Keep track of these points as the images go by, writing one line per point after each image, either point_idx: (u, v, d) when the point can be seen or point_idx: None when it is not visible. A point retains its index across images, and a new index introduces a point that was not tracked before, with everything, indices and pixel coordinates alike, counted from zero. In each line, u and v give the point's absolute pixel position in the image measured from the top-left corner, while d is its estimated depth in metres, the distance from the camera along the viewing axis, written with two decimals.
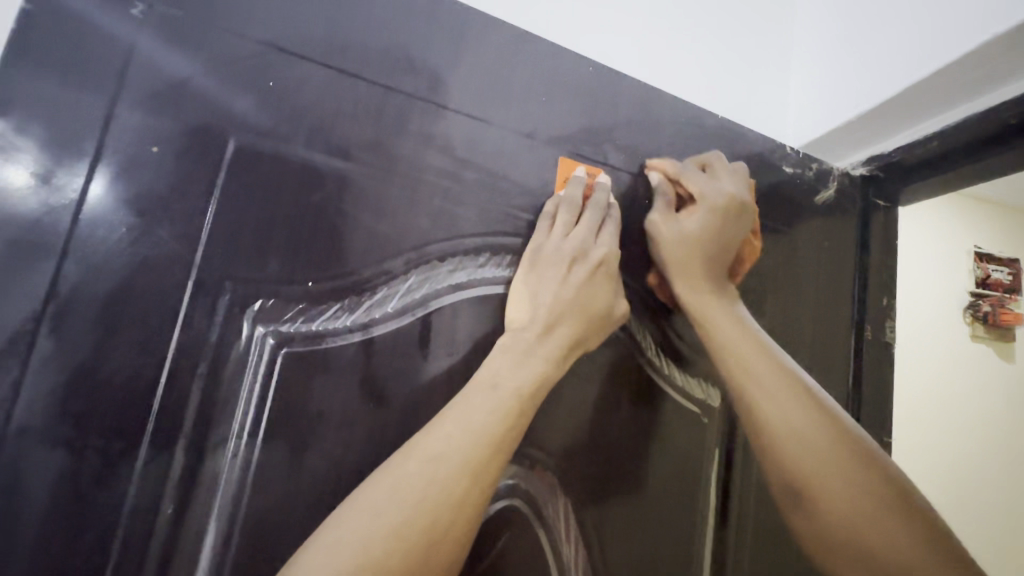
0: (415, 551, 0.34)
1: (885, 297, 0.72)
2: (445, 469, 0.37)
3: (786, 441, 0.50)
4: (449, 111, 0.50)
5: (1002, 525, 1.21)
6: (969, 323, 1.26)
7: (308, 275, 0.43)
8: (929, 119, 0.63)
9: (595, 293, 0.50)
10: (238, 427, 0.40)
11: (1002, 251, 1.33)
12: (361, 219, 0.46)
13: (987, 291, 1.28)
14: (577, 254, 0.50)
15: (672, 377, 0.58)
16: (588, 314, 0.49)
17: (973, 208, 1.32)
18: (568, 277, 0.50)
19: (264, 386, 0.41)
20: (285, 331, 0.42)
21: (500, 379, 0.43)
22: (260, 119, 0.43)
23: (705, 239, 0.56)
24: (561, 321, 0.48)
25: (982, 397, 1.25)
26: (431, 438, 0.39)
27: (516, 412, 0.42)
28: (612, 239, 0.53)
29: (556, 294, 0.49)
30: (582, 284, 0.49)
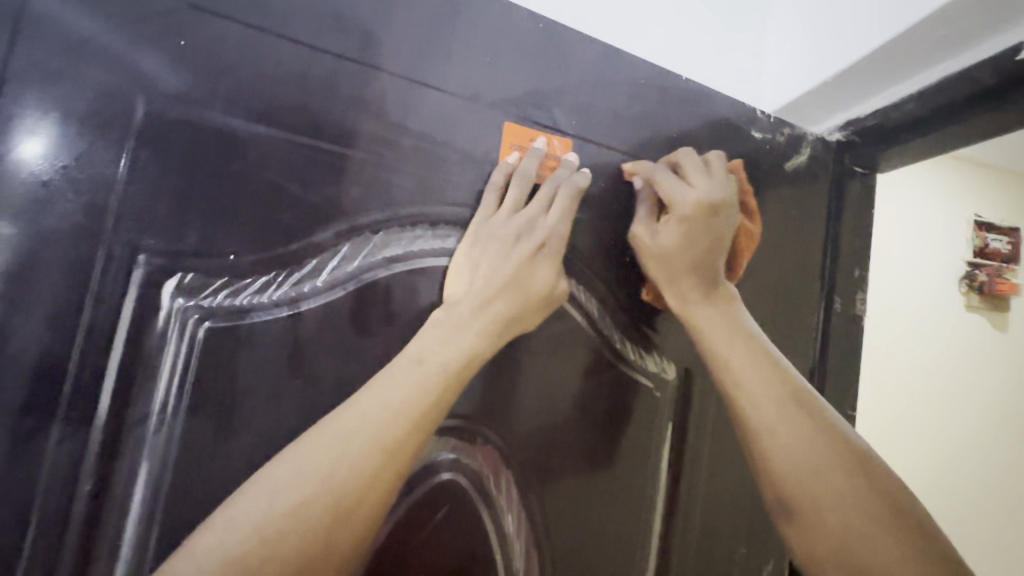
0: (315, 533, 0.36)
1: (857, 268, 0.70)
2: (356, 446, 0.38)
3: (776, 456, 0.50)
4: (383, 72, 0.47)
5: (979, 493, 1.21)
6: (965, 293, 1.25)
7: (229, 248, 0.42)
8: (904, 82, 0.60)
9: (535, 272, 0.49)
10: (159, 404, 0.40)
11: (1000, 221, 1.30)
12: (288, 189, 0.44)
13: (985, 261, 1.25)
14: (524, 234, 0.49)
15: (624, 352, 0.57)
16: (528, 293, 0.48)
17: (971, 175, 1.28)
18: (509, 253, 0.49)
19: (186, 362, 0.40)
20: (207, 305, 0.41)
21: (426, 355, 0.43)
22: (172, 83, 0.41)
23: (683, 251, 0.54)
24: (498, 299, 0.47)
25: (968, 368, 1.23)
26: (348, 412, 0.40)
27: (438, 389, 0.42)
28: (564, 216, 0.51)
29: (496, 271, 0.48)
30: (522, 263, 0.48)
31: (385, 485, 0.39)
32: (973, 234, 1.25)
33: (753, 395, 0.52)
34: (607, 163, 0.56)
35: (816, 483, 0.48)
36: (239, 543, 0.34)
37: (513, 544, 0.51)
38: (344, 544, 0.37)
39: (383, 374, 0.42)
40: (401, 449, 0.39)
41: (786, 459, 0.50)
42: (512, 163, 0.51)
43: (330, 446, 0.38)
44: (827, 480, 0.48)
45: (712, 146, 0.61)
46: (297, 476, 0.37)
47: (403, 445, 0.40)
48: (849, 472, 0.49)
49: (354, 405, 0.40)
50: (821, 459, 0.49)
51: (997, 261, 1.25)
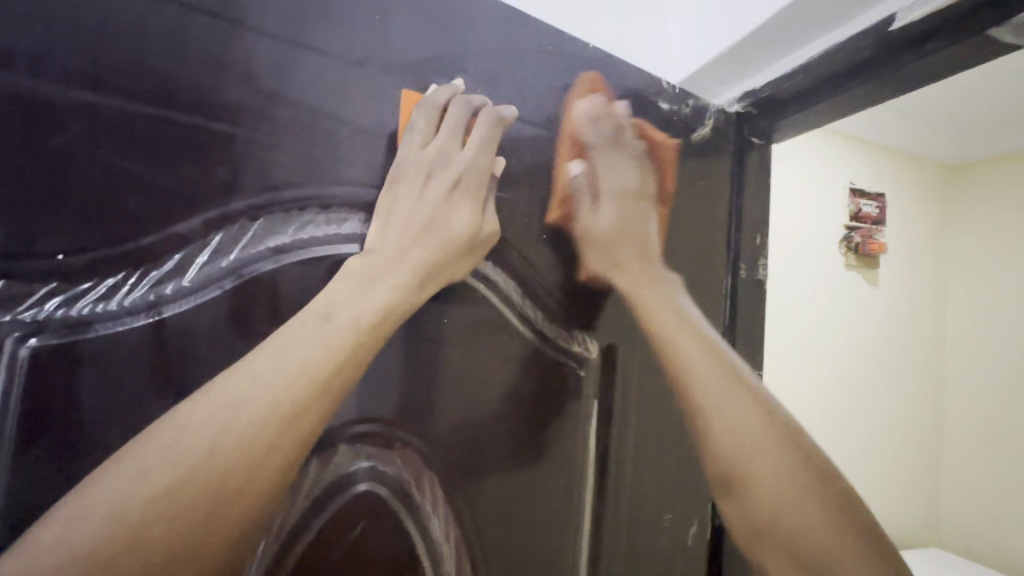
0: (180, 524, 0.32)
1: (758, 234, 0.73)
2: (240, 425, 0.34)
3: (758, 473, 0.54)
4: (245, 27, 0.39)
5: (862, 428, 1.36)
6: (844, 253, 1.37)
7: (53, 247, 0.33)
8: (796, 51, 0.61)
9: (451, 211, 0.46)
10: None
11: (870, 186, 1.44)
12: (130, 171, 0.36)
13: (860, 224, 1.38)
14: (436, 170, 0.46)
15: (545, 333, 0.55)
16: (447, 234, 0.46)
17: (845, 146, 1.41)
18: (422, 193, 0.45)
19: (5, 393, 0.32)
20: (31, 319, 0.33)
21: (335, 310, 0.39)
22: None
23: (641, 198, 0.61)
24: (414, 245, 0.44)
25: (850, 321, 1.37)
26: (229, 381, 0.35)
27: (348, 352, 0.38)
28: (480, 147, 0.48)
29: (410, 213, 0.44)
30: (436, 203, 0.46)
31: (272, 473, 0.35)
32: (848, 202, 1.38)
33: (755, 462, 0.54)
34: (517, 136, 0.53)
35: (762, 477, 0.54)
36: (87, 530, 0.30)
37: (443, 548, 0.48)
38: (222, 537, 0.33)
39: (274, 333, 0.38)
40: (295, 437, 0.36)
41: (748, 477, 0.55)
42: (423, 93, 0.47)
43: (203, 421, 0.34)
44: (764, 470, 0.54)
45: (619, 115, 0.60)
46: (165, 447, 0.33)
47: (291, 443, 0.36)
48: (801, 473, 0.54)
49: (238, 371, 0.36)
50: (756, 423, 0.56)
51: (867, 224, 1.40)
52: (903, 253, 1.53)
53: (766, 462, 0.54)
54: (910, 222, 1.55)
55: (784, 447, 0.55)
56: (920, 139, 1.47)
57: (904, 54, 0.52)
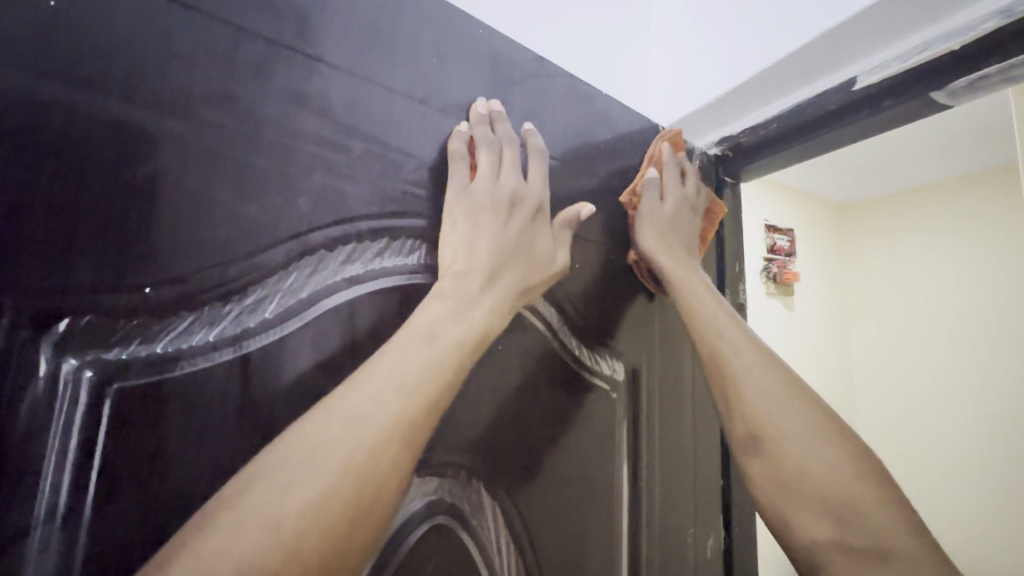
0: (338, 527, 0.29)
1: (738, 264, 0.81)
2: (373, 427, 0.32)
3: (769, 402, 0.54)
4: (323, 65, 0.40)
5: None
6: (764, 282, 1.54)
7: (142, 279, 0.32)
8: (769, 104, 0.70)
9: (533, 239, 0.49)
10: (49, 504, 0.28)
11: (782, 224, 1.67)
12: (218, 201, 0.35)
13: (776, 257, 1.57)
14: (516, 202, 0.48)
15: (582, 356, 0.57)
16: (529, 259, 0.48)
17: (764, 191, 1.63)
18: (506, 223, 0.47)
19: (87, 440, 0.29)
20: (114, 358, 0.30)
21: (438, 330, 0.38)
22: (43, 52, 0.30)
23: (669, 231, 0.62)
24: (503, 270, 0.45)
25: (776, 342, 1.55)
26: (351, 395, 0.33)
27: (450, 366, 0.37)
28: (536, 179, 0.51)
29: (496, 240, 0.46)
30: (521, 232, 0.48)
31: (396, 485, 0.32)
32: (765, 237, 1.57)
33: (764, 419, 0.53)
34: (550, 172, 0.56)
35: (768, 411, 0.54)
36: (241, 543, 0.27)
37: None
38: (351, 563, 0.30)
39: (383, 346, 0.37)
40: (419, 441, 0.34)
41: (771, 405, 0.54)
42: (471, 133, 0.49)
43: (338, 431, 0.31)
44: (769, 479, 0.48)
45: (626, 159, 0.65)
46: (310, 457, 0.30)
47: (406, 457, 0.33)
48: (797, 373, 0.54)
49: (356, 388, 0.33)
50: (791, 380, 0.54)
51: (782, 256, 1.59)
52: (813, 282, 1.76)
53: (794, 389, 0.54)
54: (816, 254, 1.80)
55: (846, 450, 0.47)
56: (829, 182, 1.71)
57: (861, 110, 0.63)
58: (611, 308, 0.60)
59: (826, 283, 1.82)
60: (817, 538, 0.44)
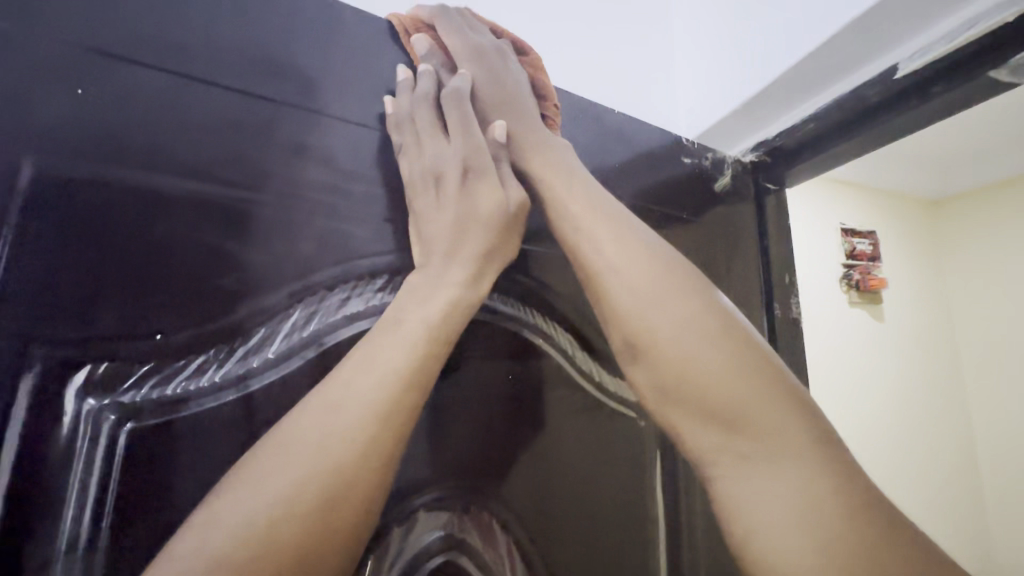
0: (314, 510, 0.32)
1: (787, 275, 0.74)
2: (347, 420, 0.35)
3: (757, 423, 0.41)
4: (324, 116, 0.43)
5: (886, 464, 1.36)
6: (845, 291, 1.41)
7: (156, 327, 0.35)
8: (805, 102, 0.65)
9: (475, 201, 0.46)
10: (71, 539, 0.31)
11: (863, 225, 1.51)
12: (227, 251, 0.38)
13: (857, 262, 1.44)
14: (441, 167, 0.45)
15: (604, 384, 0.55)
16: (481, 224, 0.46)
17: (837, 191, 1.50)
18: (440, 195, 0.45)
19: (106, 479, 0.32)
20: (130, 401, 0.33)
21: (403, 315, 0.40)
22: (70, 134, 0.34)
23: (525, 136, 0.50)
24: (458, 245, 0.44)
25: (864, 357, 1.39)
26: (330, 390, 0.36)
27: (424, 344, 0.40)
28: (462, 132, 0.46)
29: (440, 217, 0.44)
30: (458, 200, 0.45)
31: (371, 473, 0.35)
32: (843, 241, 1.44)
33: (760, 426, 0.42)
34: None
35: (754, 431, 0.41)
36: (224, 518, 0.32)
37: None
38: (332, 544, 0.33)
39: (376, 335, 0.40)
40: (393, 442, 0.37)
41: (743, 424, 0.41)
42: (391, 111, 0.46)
43: (316, 424, 0.35)
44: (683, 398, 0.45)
45: (640, 175, 0.64)
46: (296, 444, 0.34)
47: None
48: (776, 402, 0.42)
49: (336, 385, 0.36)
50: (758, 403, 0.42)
51: (865, 261, 1.46)
52: (903, 288, 1.57)
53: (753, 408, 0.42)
54: (904, 256, 1.62)
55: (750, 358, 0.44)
56: (912, 177, 1.55)
57: (907, 99, 0.57)
58: None
59: (922, 288, 1.62)
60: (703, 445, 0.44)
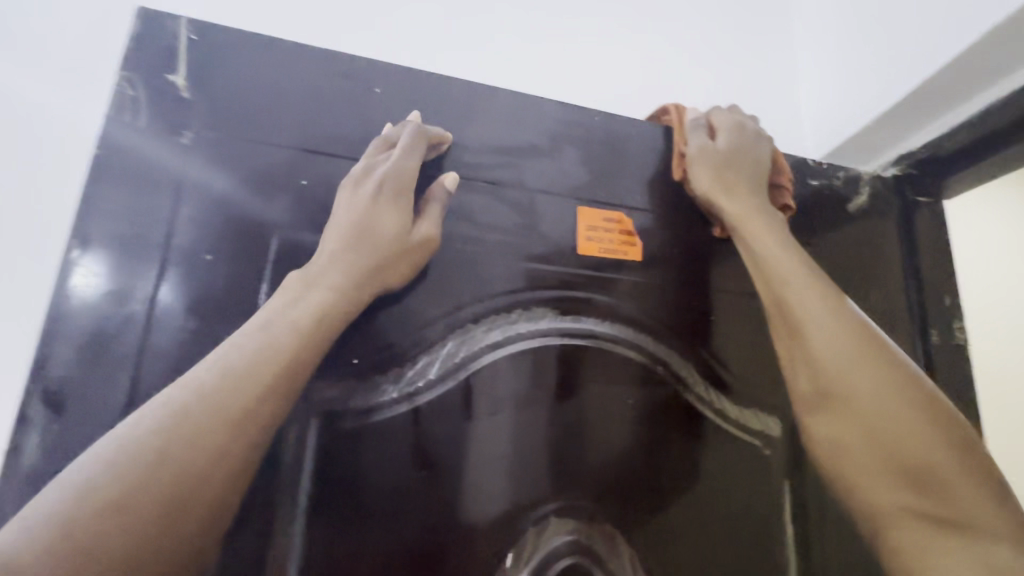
0: (97, 523, 0.34)
1: (946, 295, 0.67)
2: (134, 446, 0.36)
3: (900, 443, 0.45)
4: (466, 181, 0.53)
5: None
6: None
7: (353, 353, 0.46)
8: (957, 107, 0.61)
9: (378, 217, 0.47)
10: (301, 505, 0.43)
11: None
12: (398, 295, 0.49)
13: None
14: (375, 178, 0.48)
15: (725, 410, 0.55)
16: (373, 237, 0.47)
17: None
18: (356, 203, 0.48)
19: (323, 465, 0.44)
20: (337, 410, 0.45)
21: None
22: (297, 214, 0.48)
23: (733, 158, 0.58)
24: (320, 255, 0.46)
25: None
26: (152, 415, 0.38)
27: (286, 352, 0.41)
28: (404, 152, 0.49)
29: (335, 226, 0.47)
30: (364, 209, 0.47)
31: (158, 488, 0.36)
32: None
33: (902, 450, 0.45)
34: (674, 229, 0.58)
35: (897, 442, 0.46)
36: (90, 523, 0.33)
37: None
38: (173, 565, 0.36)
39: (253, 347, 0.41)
40: (233, 465, 0.38)
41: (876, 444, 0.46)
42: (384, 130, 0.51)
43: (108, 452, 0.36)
44: (866, 466, 0.46)
45: None
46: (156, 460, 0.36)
47: None
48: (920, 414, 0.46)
49: None
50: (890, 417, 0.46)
51: None
52: None
53: (884, 419, 0.46)
54: None
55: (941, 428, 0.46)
56: None
57: None
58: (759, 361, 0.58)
59: None
60: (884, 507, 0.45)
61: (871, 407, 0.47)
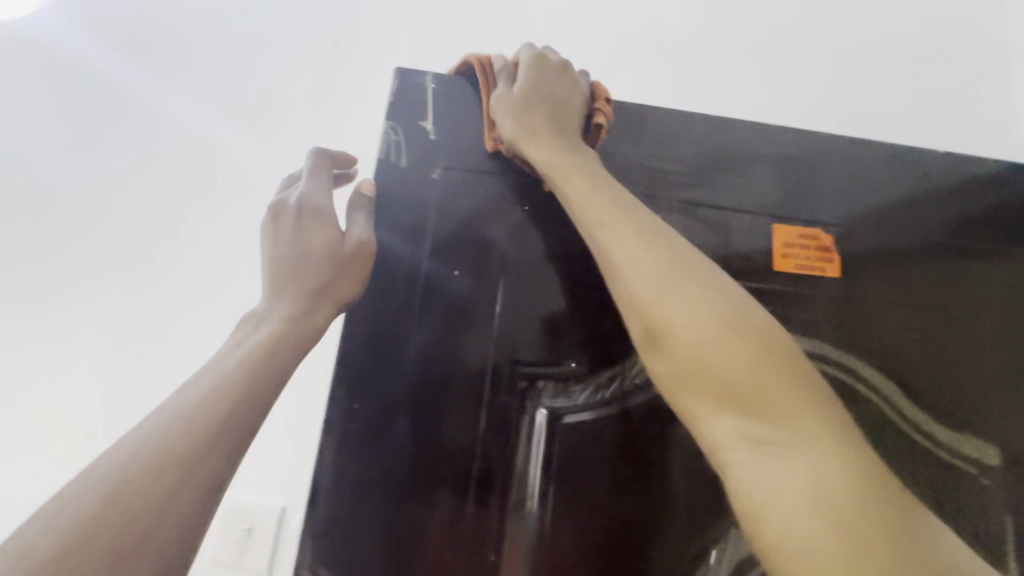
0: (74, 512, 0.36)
1: None
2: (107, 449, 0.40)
3: (794, 389, 0.37)
4: (664, 201, 0.57)
5: None
6: None
7: (571, 358, 0.53)
8: None
9: (310, 245, 0.52)
10: (532, 487, 0.51)
11: None
12: (606, 305, 0.54)
13: None
14: (306, 204, 0.54)
15: (936, 434, 0.52)
16: (310, 256, 0.51)
17: None
18: (304, 231, 0.52)
19: (547, 453, 0.51)
20: (559, 406, 0.52)
21: None
22: (521, 237, 0.56)
23: (529, 93, 0.53)
24: (291, 283, 0.50)
25: None
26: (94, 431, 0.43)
27: (243, 383, 0.44)
28: (314, 183, 0.55)
29: (287, 252, 0.51)
30: (293, 237, 0.52)
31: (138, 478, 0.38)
32: None
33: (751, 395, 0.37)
34: (873, 245, 0.58)
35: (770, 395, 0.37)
36: (81, 511, 0.36)
37: None
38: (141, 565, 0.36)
39: (261, 342, 0.47)
40: (221, 467, 0.41)
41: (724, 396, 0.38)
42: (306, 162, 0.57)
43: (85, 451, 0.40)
44: (701, 396, 0.39)
45: (976, 208, 0.60)
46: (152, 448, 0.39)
47: None
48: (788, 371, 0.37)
49: None
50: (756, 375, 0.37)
51: None
52: None
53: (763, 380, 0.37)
54: None
55: (714, 321, 0.39)
56: None
57: None
58: (973, 383, 0.54)
59: None
60: (722, 436, 0.38)
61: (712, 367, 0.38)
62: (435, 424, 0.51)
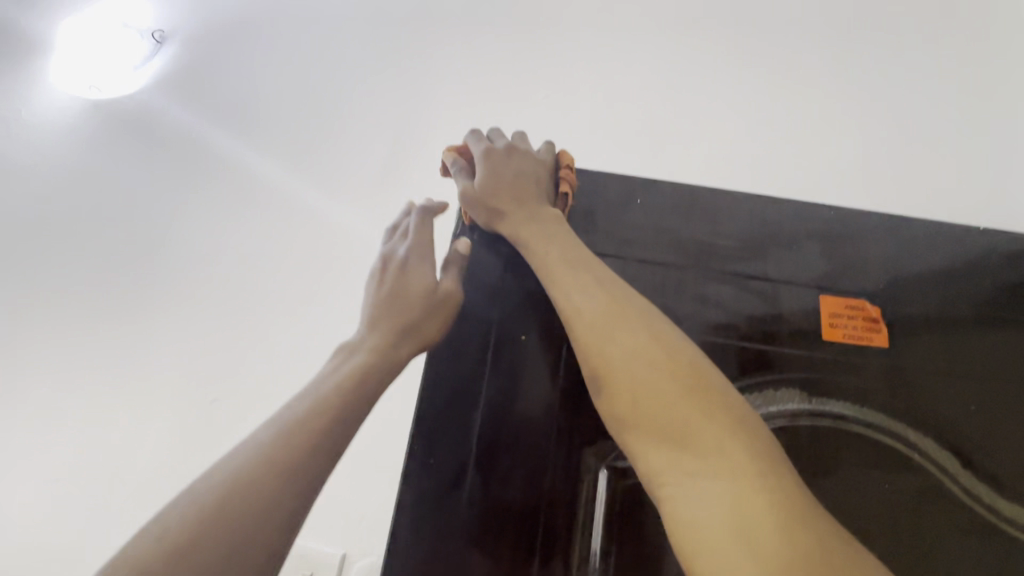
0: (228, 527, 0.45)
1: None
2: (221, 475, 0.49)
3: (660, 415, 0.47)
4: (714, 273, 0.62)
5: None
6: None
7: None
8: None
9: (405, 288, 0.61)
10: (594, 545, 0.53)
11: None
12: None
13: None
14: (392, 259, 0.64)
15: (994, 505, 0.53)
16: (406, 299, 0.60)
17: None
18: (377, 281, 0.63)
19: (608, 513, 0.54)
20: (619, 467, 0.55)
21: None
22: None
23: (501, 171, 0.64)
24: (381, 323, 0.60)
25: None
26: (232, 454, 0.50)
27: (333, 410, 0.53)
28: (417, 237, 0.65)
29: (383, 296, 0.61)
30: (393, 281, 0.62)
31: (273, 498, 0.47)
32: None
33: (681, 418, 0.46)
34: (921, 315, 0.60)
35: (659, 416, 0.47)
36: (165, 540, 0.45)
37: None
38: (241, 568, 0.45)
39: (332, 391, 0.54)
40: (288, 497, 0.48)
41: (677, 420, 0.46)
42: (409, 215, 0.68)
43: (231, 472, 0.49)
44: (636, 425, 0.48)
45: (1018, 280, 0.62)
46: (262, 484, 0.48)
47: None
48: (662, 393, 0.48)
49: None
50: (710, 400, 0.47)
51: None
52: None
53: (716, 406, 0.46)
54: None
55: (669, 371, 0.48)
56: None
57: None
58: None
59: None
60: (652, 461, 0.46)
61: (660, 397, 0.47)
62: (502, 478, 0.55)
